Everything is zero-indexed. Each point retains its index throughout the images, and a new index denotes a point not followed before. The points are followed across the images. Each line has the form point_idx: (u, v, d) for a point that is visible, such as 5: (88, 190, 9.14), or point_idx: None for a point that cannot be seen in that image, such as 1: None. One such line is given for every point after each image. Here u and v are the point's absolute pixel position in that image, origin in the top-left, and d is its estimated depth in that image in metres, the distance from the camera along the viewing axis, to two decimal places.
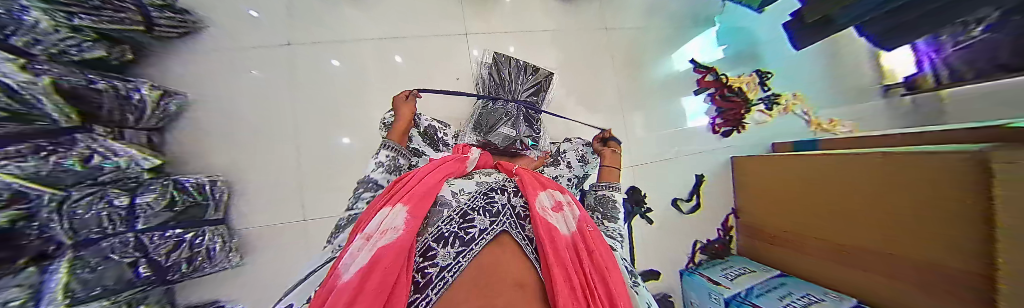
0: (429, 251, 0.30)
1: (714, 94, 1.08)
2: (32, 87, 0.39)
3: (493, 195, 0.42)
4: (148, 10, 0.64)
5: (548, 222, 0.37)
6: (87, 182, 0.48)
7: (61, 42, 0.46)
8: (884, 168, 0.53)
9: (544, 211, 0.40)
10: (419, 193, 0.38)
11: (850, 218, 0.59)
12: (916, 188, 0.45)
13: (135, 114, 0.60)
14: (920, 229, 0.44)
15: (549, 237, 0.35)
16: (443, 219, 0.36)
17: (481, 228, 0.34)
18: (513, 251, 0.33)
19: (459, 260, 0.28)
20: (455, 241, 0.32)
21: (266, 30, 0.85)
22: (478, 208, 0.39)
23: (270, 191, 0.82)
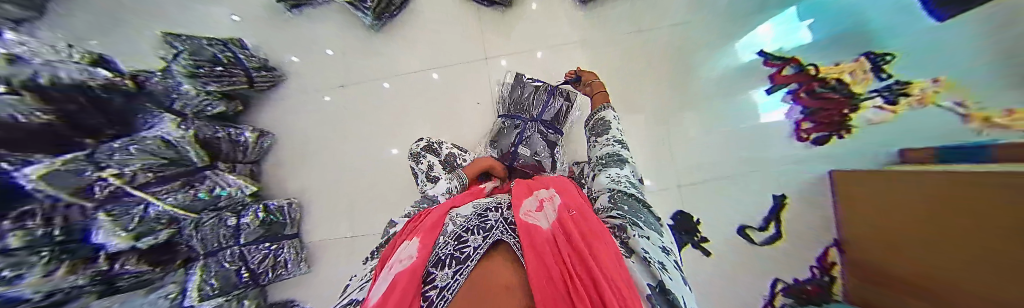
0: (429, 277, 0.25)
1: (797, 90, 0.68)
2: (181, 139, 0.63)
3: (487, 213, 0.35)
4: (252, 72, 0.83)
5: (527, 221, 0.30)
6: (211, 207, 0.67)
7: (201, 104, 0.70)
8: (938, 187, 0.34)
9: (527, 213, 0.32)
10: (430, 223, 0.37)
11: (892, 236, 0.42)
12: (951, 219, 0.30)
13: (242, 152, 0.83)
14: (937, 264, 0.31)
15: (528, 233, 0.27)
16: (442, 243, 0.31)
17: (477, 244, 0.28)
18: (504, 260, 0.25)
19: (457, 277, 0.23)
20: (451, 261, 0.26)
21: (326, 75, 1.01)
22: (471, 227, 0.31)
23: (324, 208, 0.95)
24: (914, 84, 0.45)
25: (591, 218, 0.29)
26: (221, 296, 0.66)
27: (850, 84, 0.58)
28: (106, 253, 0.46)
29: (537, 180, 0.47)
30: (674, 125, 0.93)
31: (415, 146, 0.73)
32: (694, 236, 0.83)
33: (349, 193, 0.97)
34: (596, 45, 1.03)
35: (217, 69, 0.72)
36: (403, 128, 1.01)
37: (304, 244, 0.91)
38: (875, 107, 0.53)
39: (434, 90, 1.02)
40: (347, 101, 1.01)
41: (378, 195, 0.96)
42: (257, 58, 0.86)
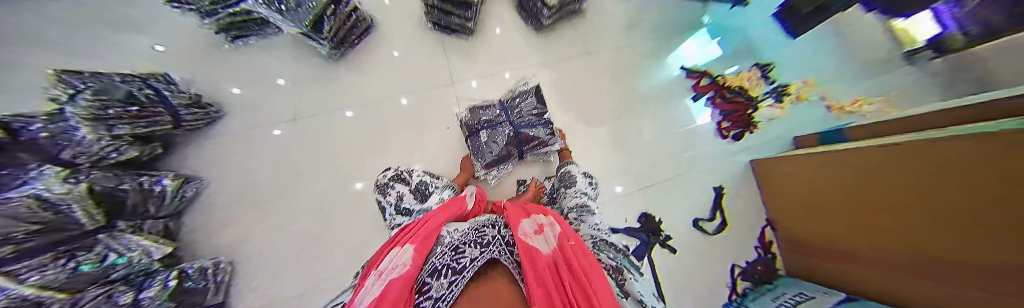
0: (424, 285, 0.28)
1: (714, 97, 1.01)
2: (70, 197, 0.48)
3: (484, 229, 0.39)
4: (178, 110, 0.72)
5: (528, 244, 0.35)
6: (100, 281, 0.52)
7: (100, 150, 0.57)
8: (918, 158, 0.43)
9: (525, 235, 0.38)
10: (423, 234, 0.39)
11: (870, 217, 0.52)
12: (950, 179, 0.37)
13: (157, 203, 0.68)
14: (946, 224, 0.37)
15: (529, 257, 0.32)
16: (439, 253, 0.35)
17: (472, 258, 0.31)
18: (500, 280, 0.30)
19: (453, 289, 0.27)
20: (448, 272, 0.29)
21: (275, 109, 0.93)
22: (469, 241, 0.36)
23: (275, 259, 0.83)
24: (790, 87, 0.85)
25: (580, 250, 0.35)
26: None
27: (745, 89, 0.95)
28: None
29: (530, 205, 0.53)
30: (631, 129, 1.08)
31: (381, 176, 0.64)
32: (658, 235, 0.93)
33: (308, 236, 0.86)
34: (553, 68, 1.13)
35: (130, 109, 0.60)
36: (370, 156, 0.95)
37: None
38: (769, 105, 0.90)
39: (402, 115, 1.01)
40: (301, 135, 0.93)
41: (339, 236, 0.87)
42: (187, 94, 0.75)
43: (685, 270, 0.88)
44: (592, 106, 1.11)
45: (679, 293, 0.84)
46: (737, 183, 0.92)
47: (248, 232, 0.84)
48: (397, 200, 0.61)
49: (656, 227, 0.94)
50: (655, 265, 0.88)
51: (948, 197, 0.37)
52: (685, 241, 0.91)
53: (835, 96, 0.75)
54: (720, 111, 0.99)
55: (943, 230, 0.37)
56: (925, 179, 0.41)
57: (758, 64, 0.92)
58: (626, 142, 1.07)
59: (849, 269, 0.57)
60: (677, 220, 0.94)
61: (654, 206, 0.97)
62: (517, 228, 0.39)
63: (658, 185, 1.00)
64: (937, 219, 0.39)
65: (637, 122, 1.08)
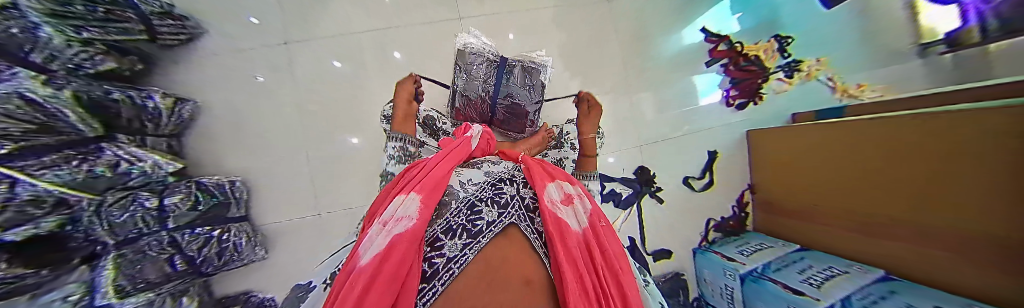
0: (436, 242, 0.28)
1: (727, 65, 1.04)
2: (57, 100, 0.45)
3: (501, 186, 0.37)
4: (149, 19, 0.66)
5: (558, 217, 0.32)
6: (119, 187, 0.55)
7: (76, 57, 0.52)
8: (889, 143, 0.56)
9: (553, 204, 0.35)
10: (432, 181, 0.35)
11: (839, 188, 0.68)
12: (926, 160, 0.48)
13: (152, 122, 0.66)
14: (917, 194, 0.50)
15: (558, 233, 0.30)
16: (452, 210, 0.33)
17: (489, 221, 0.30)
18: (518, 246, 0.28)
19: (466, 251, 0.25)
20: (462, 233, 0.28)
21: (262, 32, 0.86)
22: (486, 199, 0.34)
23: (282, 190, 0.87)
24: (803, 63, 0.92)
25: (611, 234, 0.37)
26: (150, 290, 0.56)
27: (761, 60, 1.00)
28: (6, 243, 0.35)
29: (550, 164, 0.48)
30: (633, 99, 1.08)
31: (390, 108, 0.63)
32: (649, 187, 1.06)
33: (309, 174, 0.90)
34: (566, 14, 1.06)
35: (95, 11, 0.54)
36: (365, 105, 0.94)
37: (257, 227, 0.81)
38: (779, 79, 0.97)
39: (398, 70, 0.96)
40: (295, 63, 0.88)
41: (354, 169, 0.94)
42: (157, 1, 0.69)
43: (666, 219, 1.06)
44: (602, 60, 1.07)
45: (659, 239, 1.04)
46: (727, 147, 1.05)
47: (251, 162, 0.85)
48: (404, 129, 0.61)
49: (650, 179, 1.06)
50: (643, 212, 1.04)
51: (920, 174, 0.49)
52: (672, 193, 1.07)
53: (842, 78, 0.83)
54: (730, 79, 1.04)
55: (916, 199, 0.50)
56: (898, 160, 0.54)
57: (778, 36, 0.96)
58: (622, 108, 1.08)
59: (820, 231, 0.74)
60: (671, 177, 1.07)
61: (648, 163, 1.07)
62: (544, 193, 0.36)
63: (648, 147, 1.08)
64: (908, 191, 0.51)
65: (647, 82, 1.08)
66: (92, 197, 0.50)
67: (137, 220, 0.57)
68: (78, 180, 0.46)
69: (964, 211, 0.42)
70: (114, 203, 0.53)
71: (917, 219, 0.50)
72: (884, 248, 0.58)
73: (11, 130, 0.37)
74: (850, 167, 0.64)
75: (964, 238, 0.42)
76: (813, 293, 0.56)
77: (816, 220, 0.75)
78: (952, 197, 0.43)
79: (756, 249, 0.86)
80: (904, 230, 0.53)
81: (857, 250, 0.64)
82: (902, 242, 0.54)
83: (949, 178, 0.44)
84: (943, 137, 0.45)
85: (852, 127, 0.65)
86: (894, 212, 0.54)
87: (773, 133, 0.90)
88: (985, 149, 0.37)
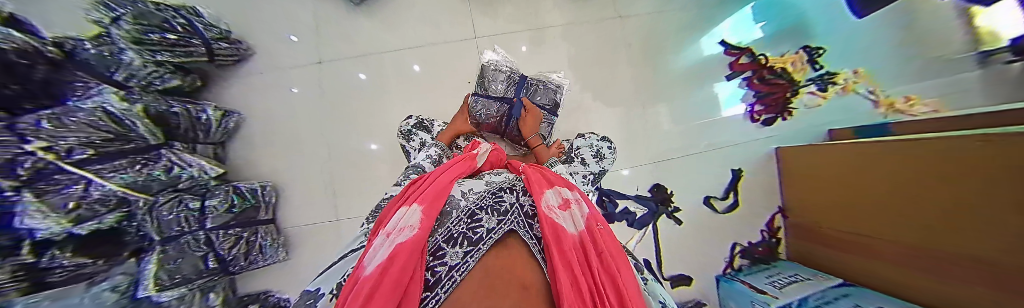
0: (438, 251, 0.28)
1: (750, 78, 0.99)
2: (129, 113, 0.53)
3: (501, 194, 0.37)
4: (211, 42, 0.75)
5: (553, 221, 0.31)
6: (171, 189, 0.62)
7: (148, 76, 0.60)
8: (931, 165, 0.51)
9: (550, 209, 0.33)
10: (433, 193, 0.35)
11: (882, 215, 0.61)
12: (968, 187, 0.43)
13: (205, 130, 0.75)
14: (958, 226, 0.45)
15: (554, 237, 0.29)
16: (453, 219, 0.33)
17: (489, 228, 0.29)
18: (516, 252, 0.27)
19: (467, 259, 0.25)
20: (464, 241, 0.28)
21: (299, 51, 0.95)
22: (485, 207, 0.33)
23: (304, 195, 0.93)
24: (838, 75, 0.86)
25: (609, 238, 0.33)
26: (184, 286, 0.59)
27: (788, 72, 0.94)
28: (66, 234, 0.40)
29: (550, 171, 0.47)
30: (647, 113, 1.05)
31: (404, 124, 0.65)
32: (666, 206, 1.01)
33: (330, 180, 0.95)
34: (577, 30, 1.08)
35: (168, 37, 0.62)
36: (385, 115, 1.00)
37: (281, 229, 0.89)
38: (811, 92, 0.90)
39: (415, 85, 1.02)
40: (323, 79, 0.96)
41: (370, 177, 0.98)
42: (217, 28, 0.78)
43: (686, 241, 0.99)
44: (614, 75, 1.07)
45: (677, 264, 0.97)
46: (752, 165, 0.98)
47: (280, 168, 0.92)
48: (420, 145, 0.62)
49: (666, 199, 1.00)
50: (658, 233, 0.99)
51: (974, 199, 0.42)
52: (692, 214, 1.00)
53: (884, 92, 0.76)
54: (754, 92, 0.99)
55: (957, 230, 0.45)
56: (950, 182, 0.47)
57: (807, 47, 0.90)
58: (636, 123, 1.05)
59: (861, 262, 0.66)
60: (690, 196, 1.01)
61: (665, 181, 1.02)
62: (540, 198, 0.35)
63: (664, 164, 1.03)
64: (949, 221, 0.46)
65: (662, 96, 1.05)
66: (145, 197, 0.55)
67: (182, 219, 0.61)
68: (135, 183, 0.52)
69: (998, 248, 0.38)
70: (162, 204, 0.59)
71: (959, 255, 0.45)
72: (931, 287, 0.50)
73: (93, 139, 0.45)
74: (893, 192, 0.58)
75: (1003, 279, 0.37)
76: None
77: (866, 249, 0.65)
78: (989, 230, 0.39)
79: (788, 281, 0.78)
80: (945, 267, 0.47)
81: (901, 287, 0.57)
82: (942, 279, 0.48)
83: (996, 204, 0.38)
84: (990, 158, 0.40)
85: (902, 145, 0.57)
86: (937, 245, 0.49)
87: (808, 151, 0.83)
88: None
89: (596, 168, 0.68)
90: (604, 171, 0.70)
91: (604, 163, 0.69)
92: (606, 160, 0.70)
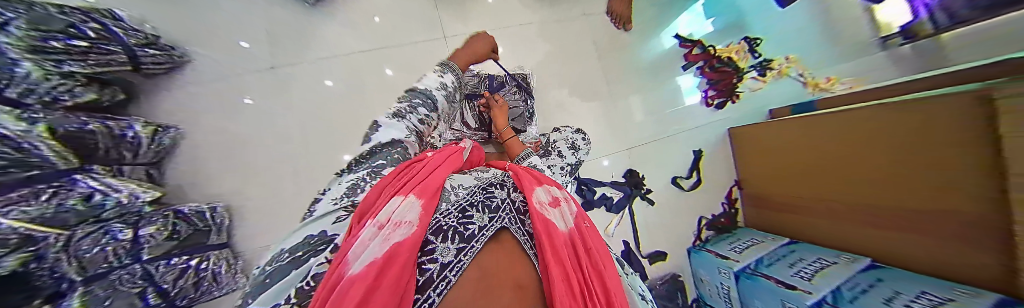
0: (428, 246, 0.23)
1: (703, 67, 1.09)
2: (29, 135, 0.45)
3: (492, 189, 0.34)
4: (136, 50, 0.66)
5: (545, 217, 0.29)
6: (91, 220, 0.53)
7: (52, 90, 0.52)
8: (869, 128, 0.56)
9: (542, 206, 0.31)
10: (433, 188, 0.30)
11: (830, 180, 0.66)
12: (907, 141, 0.48)
13: (132, 150, 0.65)
14: (901, 178, 0.49)
15: (546, 233, 0.27)
16: (441, 212, 0.28)
17: (481, 225, 0.26)
18: (513, 252, 0.24)
19: (462, 257, 0.20)
20: (455, 236, 0.23)
21: (250, 58, 0.87)
22: (477, 203, 0.30)
23: (267, 215, 0.85)
24: (773, 62, 0.95)
25: (594, 236, 0.34)
26: None
27: (734, 61, 1.03)
28: None
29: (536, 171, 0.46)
30: (618, 104, 1.11)
31: None
32: (640, 189, 1.07)
33: (298, 195, 0.88)
34: (547, 28, 1.11)
35: (74, 44, 0.54)
36: (356, 122, 0.95)
37: (238, 254, 0.79)
38: (752, 78, 1.01)
39: (387, 89, 0.98)
40: (283, 85, 0.89)
41: None
42: (141, 33, 0.69)
43: (660, 220, 1.06)
44: (585, 69, 1.12)
45: (654, 242, 1.04)
46: (712, 145, 1.08)
47: (235, 186, 0.82)
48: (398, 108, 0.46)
49: (639, 182, 1.07)
50: (634, 214, 1.05)
51: (922, 150, 0.45)
52: (662, 195, 1.07)
53: (810, 74, 0.85)
54: (707, 80, 1.08)
55: (902, 182, 0.49)
56: (894, 140, 0.50)
57: (747, 38, 1.00)
58: (607, 114, 1.11)
59: (819, 227, 0.71)
60: (661, 179, 1.08)
61: (639, 166, 1.09)
62: (532, 194, 0.32)
63: (636, 150, 1.10)
64: (893, 175, 0.51)
65: (631, 88, 1.12)
66: (58, 232, 0.47)
67: (109, 253, 0.54)
68: (44, 216, 0.45)
69: (955, 192, 0.40)
70: (83, 239, 0.51)
71: (910, 205, 0.48)
72: (888, 242, 0.54)
73: None
74: (836, 158, 0.64)
75: (966, 217, 0.39)
76: (805, 285, 0.55)
77: (824, 214, 0.69)
78: (941, 177, 0.42)
79: (745, 245, 0.87)
80: (900, 219, 0.50)
81: (860, 248, 0.61)
82: (899, 232, 0.51)
83: (952, 147, 0.40)
84: (931, 111, 0.43)
85: (849, 114, 0.62)
86: (887, 199, 0.52)
87: (756, 130, 0.92)
88: (979, 115, 0.35)
89: (573, 159, 0.69)
90: (580, 162, 0.71)
91: (579, 154, 0.71)
92: (581, 151, 0.72)
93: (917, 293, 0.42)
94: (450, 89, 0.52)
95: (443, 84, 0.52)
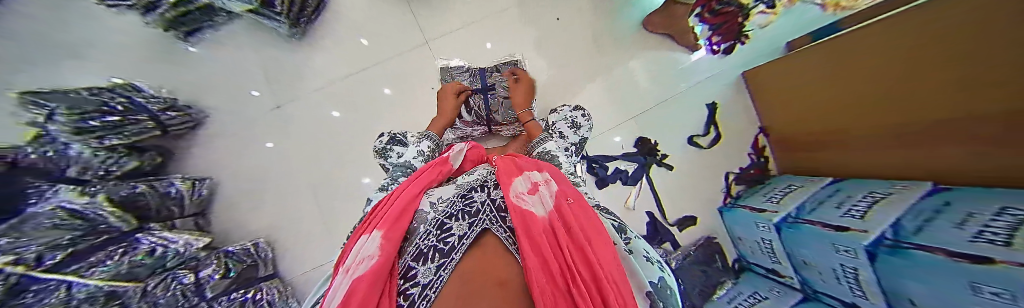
0: (410, 272, 0.23)
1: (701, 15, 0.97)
2: (91, 206, 0.58)
3: (471, 194, 0.34)
4: (161, 114, 0.73)
5: (521, 209, 0.29)
6: (159, 269, 0.63)
7: (104, 164, 0.62)
8: (895, 43, 0.51)
9: (519, 198, 0.31)
10: (394, 213, 0.31)
11: (862, 106, 0.60)
12: (936, 51, 0.43)
13: (178, 204, 0.73)
14: (934, 92, 0.44)
15: (523, 224, 0.26)
16: (421, 234, 0.29)
17: (461, 234, 0.26)
18: (494, 252, 0.25)
19: (441, 273, 0.21)
20: (434, 255, 0.24)
21: (256, 103, 0.92)
22: (455, 213, 0.30)
23: (303, 244, 0.90)
24: None
25: (583, 211, 0.32)
26: None
27: None
28: None
29: (522, 158, 0.45)
30: (615, 72, 1.07)
31: (377, 143, 0.59)
32: (655, 156, 1.03)
33: (325, 221, 0.93)
34: (530, 9, 1.08)
35: (109, 119, 0.62)
36: (364, 143, 0.98)
37: (286, 281, 0.86)
38: (760, 12, 0.84)
39: (384, 105, 1.00)
40: (290, 122, 0.94)
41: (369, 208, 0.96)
42: (162, 98, 0.75)
43: (682, 184, 1.01)
44: (576, 43, 1.08)
45: (680, 207, 1.00)
46: (725, 96, 1.01)
47: (269, 222, 0.89)
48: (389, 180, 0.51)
49: (653, 148, 1.02)
50: (654, 183, 1.01)
51: (950, 62, 0.40)
52: (679, 158, 1.03)
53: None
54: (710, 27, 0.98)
55: (935, 97, 0.44)
56: (924, 52, 0.45)
57: None
58: (607, 85, 1.07)
59: (859, 159, 0.66)
60: (676, 142, 1.03)
61: (650, 133, 1.04)
62: (508, 188, 0.33)
63: (644, 116, 1.05)
64: (926, 91, 0.46)
65: (627, 53, 1.07)
66: (136, 284, 0.58)
67: (177, 296, 0.63)
68: (120, 272, 0.56)
69: (976, 106, 0.37)
70: (156, 287, 0.60)
71: (948, 121, 0.43)
72: (937, 163, 0.49)
73: (61, 241, 0.52)
74: (865, 80, 0.58)
75: (988, 132, 0.36)
76: (859, 225, 0.50)
77: (862, 144, 0.63)
78: (965, 91, 0.38)
79: (782, 194, 0.81)
80: (942, 137, 0.46)
81: (905, 173, 0.56)
82: (944, 150, 0.47)
83: (970, 60, 0.36)
84: (954, 18, 0.39)
85: (871, 30, 0.55)
86: (925, 118, 0.48)
87: (771, 69, 0.85)
88: (989, 25, 0.31)
89: (576, 138, 0.67)
90: (585, 140, 0.70)
91: (582, 132, 0.69)
92: (584, 128, 0.69)
93: (998, 210, 0.33)
94: (429, 155, 0.56)
95: (422, 151, 0.56)
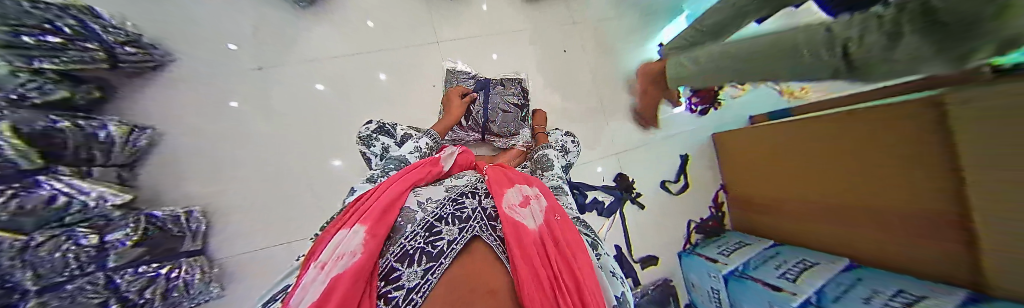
0: (393, 273, 0.23)
1: None
2: None
3: (462, 199, 0.33)
4: (113, 45, 0.67)
5: (515, 220, 0.29)
6: (53, 223, 0.54)
7: (22, 87, 0.53)
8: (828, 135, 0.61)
9: (512, 209, 0.31)
10: (381, 207, 0.29)
11: (799, 182, 0.71)
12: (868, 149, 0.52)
13: (104, 150, 0.64)
14: (865, 182, 0.53)
15: (516, 238, 0.26)
16: (407, 234, 0.28)
17: (450, 239, 0.25)
18: (483, 264, 0.24)
19: (428, 278, 0.21)
20: (421, 257, 0.23)
21: (235, 59, 0.85)
22: (445, 216, 0.29)
23: (245, 221, 0.80)
24: None
25: (568, 226, 0.32)
26: None
27: None
28: None
29: (513, 171, 0.45)
30: (606, 109, 1.14)
31: (364, 129, 0.57)
32: (630, 193, 1.08)
33: (279, 200, 0.84)
34: (540, 34, 1.15)
35: (48, 40, 0.55)
36: (346, 126, 0.93)
37: (214, 261, 0.75)
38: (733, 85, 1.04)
39: (377, 91, 0.97)
40: (268, 86, 0.87)
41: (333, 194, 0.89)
42: (124, 30, 0.70)
43: (649, 223, 1.07)
44: (575, 75, 1.15)
45: (645, 245, 1.04)
46: (697, 150, 1.12)
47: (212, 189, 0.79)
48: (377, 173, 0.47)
49: (629, 185, 1.08)
50: (625, 219, 1.06)
51: (882, 160, 0.48)
52: (651, 199, 1.09)
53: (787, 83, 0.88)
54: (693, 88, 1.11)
55: (865, 186, 0.53)
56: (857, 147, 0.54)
57: None
58: (597, 119, 1.13)
59: (794, 226, 0.76)
60: (650, 184, 1.11)
61: (628, 170, 1.11)
62: (501, 198, 0.32)
63: (625, 154, 1.13)
64: (857, 180, 0.55)
65: (619, 94, 1.15)
66: (14, 236, 0.48)
67: (67, 260, 0.53)
68: None
69: (917, 202, 0.43)
70: (40, 245, 0.50)
71: (876, 209, 0.51)
72: (858, 241, 0.57)
73: None
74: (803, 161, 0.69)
75: (929, 225, 0.42)
76: (791, 287, 0.57)
77: (797, 214, 0.74)
78: (903, 187, 0.45)
79: (734, 248, 0.88)
80: (866, 220, 0.54)
81: (831, 245, 0.65)
82: (866, 232, 0.55)
83: (909, 162, 0.43)
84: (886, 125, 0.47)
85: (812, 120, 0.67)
86: (853, 201, 0.56)
87: (737, 135, 0.97)
88: (943, 137, 0.36)
89: (563, 161, 0.69)
90: (571, 165, 0.73)
91: (569, 157, 0.72)
92: (571, 154, 0.73)
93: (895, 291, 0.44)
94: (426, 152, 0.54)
95: (418, 148, 0.53)
